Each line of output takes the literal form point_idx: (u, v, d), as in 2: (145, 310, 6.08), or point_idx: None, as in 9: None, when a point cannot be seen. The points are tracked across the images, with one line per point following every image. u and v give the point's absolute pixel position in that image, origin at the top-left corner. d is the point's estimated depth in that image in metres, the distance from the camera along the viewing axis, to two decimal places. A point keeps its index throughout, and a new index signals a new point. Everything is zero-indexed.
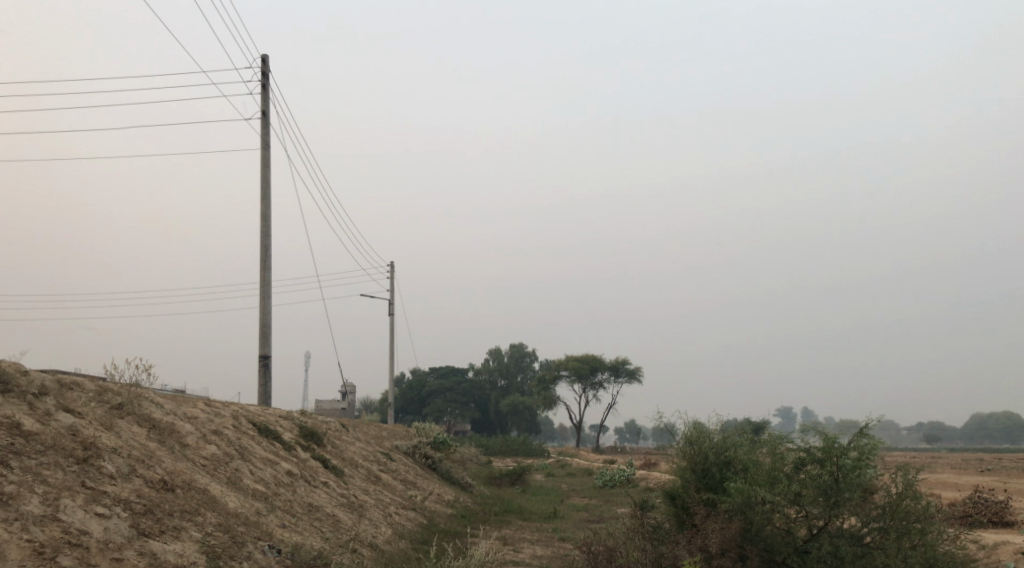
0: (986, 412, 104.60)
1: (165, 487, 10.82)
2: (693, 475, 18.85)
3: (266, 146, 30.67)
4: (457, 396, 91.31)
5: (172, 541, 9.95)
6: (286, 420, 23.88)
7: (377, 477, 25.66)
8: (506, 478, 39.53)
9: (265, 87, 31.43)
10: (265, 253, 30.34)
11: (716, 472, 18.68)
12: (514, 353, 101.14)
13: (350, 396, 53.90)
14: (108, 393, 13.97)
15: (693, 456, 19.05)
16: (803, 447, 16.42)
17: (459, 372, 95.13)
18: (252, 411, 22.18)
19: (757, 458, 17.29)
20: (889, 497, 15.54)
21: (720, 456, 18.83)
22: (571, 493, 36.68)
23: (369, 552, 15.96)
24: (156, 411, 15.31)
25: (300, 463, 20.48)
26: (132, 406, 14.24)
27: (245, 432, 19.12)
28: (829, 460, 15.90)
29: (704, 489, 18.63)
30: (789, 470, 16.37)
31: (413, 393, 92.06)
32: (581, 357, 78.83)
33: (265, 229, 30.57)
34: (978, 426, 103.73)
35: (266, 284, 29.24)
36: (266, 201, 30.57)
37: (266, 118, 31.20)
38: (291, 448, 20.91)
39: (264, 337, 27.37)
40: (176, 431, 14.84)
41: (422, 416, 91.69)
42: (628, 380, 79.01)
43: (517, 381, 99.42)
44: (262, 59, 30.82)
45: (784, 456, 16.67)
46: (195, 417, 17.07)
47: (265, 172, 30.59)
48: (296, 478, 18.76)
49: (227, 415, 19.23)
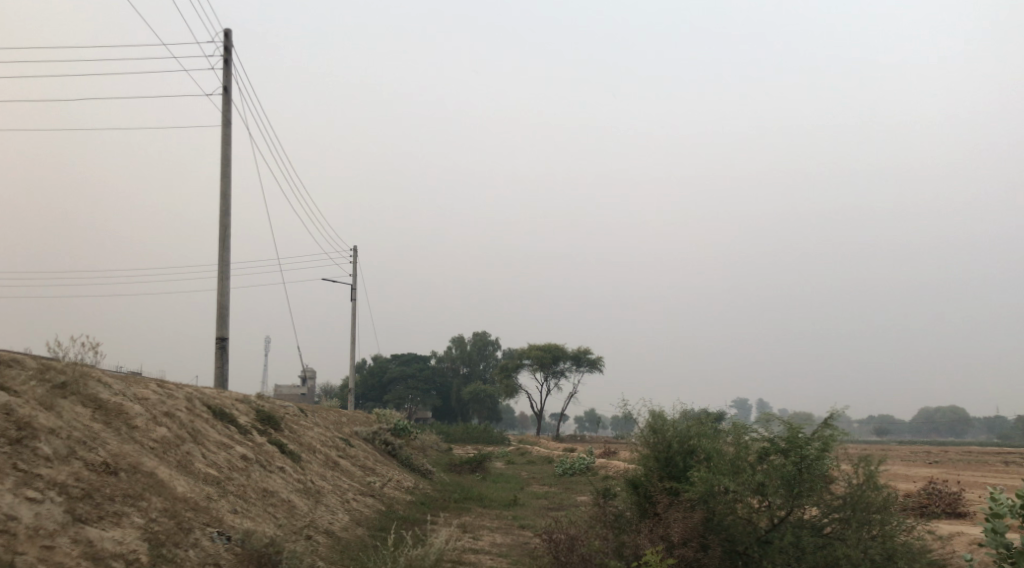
0: (935, 407, 106.82)
1: (107, 471, 10.29)
2: (656, 463, 18.71)
3: (227, 122, 29.86)
4: (418, 383, 90.82)
5: (110, 528, 9.45)
6: (242, 403, 23.27)
7: (335, 463, 25.17)
8: (466, 466, 39.23)
9: (227, 63, 30.60)
10: (224, 232, 29.59)
11: (680, 461, 18.54)
12: (476, 341, 100.91)
13: (310, 382, 53.23)
14: (50, 371, 13.36)
15: (656, 444, 18.91)
16: (766, 436, 16.35)
17: (420, 359, 94.62)
18: (207, 393, 21.54)
19: (721, 447, 17.16)
20: (851, 487, 15.47)
21: (683, 445, 18.68)
22: (531, 481, 36.48)
23: (324, 539, 15.52)
24: (103, 390, 14.70)
25: (256, 448, 19.93)
26: (76, 386, 13.61)
27: (198, 415, 18.51)
28: (793, 450, 15.77)
29: (666, 478, 18.49)
30: (753, 460, 16.25)
31: (374, 379, 91.37)
32: (544, 346, 78.75)
33: (224, 207, 29.81)
34: (926, 419, 105.96)
35: (224, 264, 28.53)
36: (226, 179, 29.80)
37: (228, 94, 30.38)
38: (246, 432, 20.37)
39: (221, 318, 26.70)
40: (123, 413, 14.23)
41: (382, 402, 90.97)
42: (590, 370, 79.13)
43: (479, 369, 99.17)
44: (225, 33, 30.00)
45: (747, 445, 16.54)
46: (146, 398, 16.47)
47: (226, 149, 29.82)
48: (251, 462, 18.22)
49: (180, 397, 18.62)
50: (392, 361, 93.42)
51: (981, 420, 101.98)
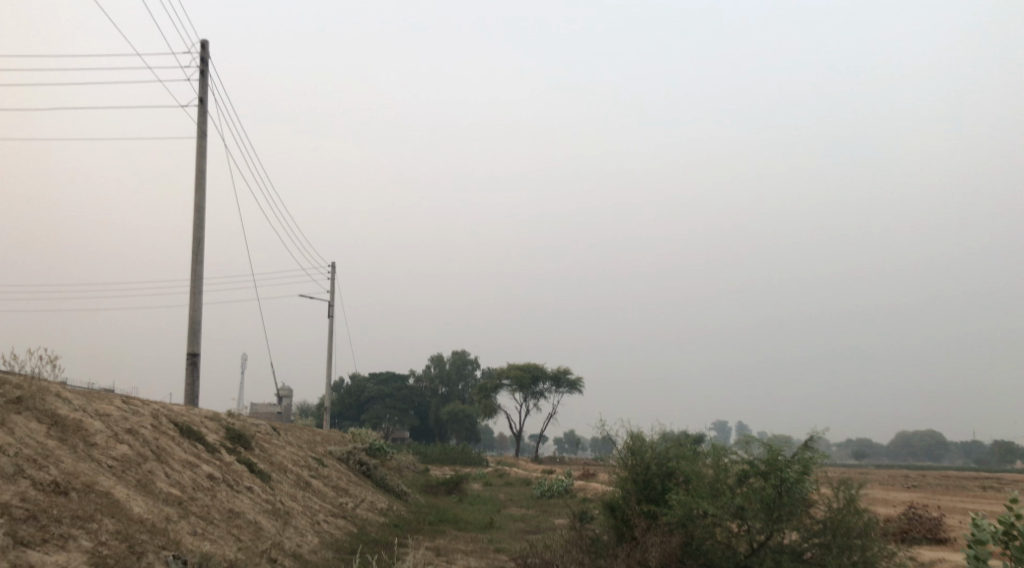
0: (912, 431, 107.19)
1: (56, 491, 9.80)
2: (634, 486, 18.32)
3: (203, 134, 29.42)
4: (396, 402, 90.00)
5: (55, 552, 8.95)
6: (212, 420, 22.66)
7: (306, 483, 24.56)
8: (443, 487, 38.64)
9: (204, 74, 30.23)
10: (198, 246, 29.06)
11: (658, 483, 18.20)
12: (456, 360, 100.22)
13: (286, 400, 52.48)
14: (4, 386, 12.81)
15: (635, 466, 18.54)
16: (746, 459, 16.02)
17: (399, 378, 93.80)
18: (175, 410, 20.94)
19: (700, 469, 16.87)
20: (831, 511, 15.12)
21: (662, 468, 18.35)
22: (508, 503, 35.95)
23: (290, 563, 14.99)
24: (62, 406, 14.16)
25: (224, 467, 19.35)
26: (33, 401, 13.07)
27: (164, 433, 17.94)
28: (772, 473, 15.40)
29: (644, 501, 18.12)
30: (732, 482, 15.92)
31: (352, 398, 90.46)
32: (523, 366, 78.26)
33: (199, 221, 29.30)
34: (904, 442, 106.29)
35: (197, 278, 27.99)
36: (201, 192, 29.31)
37: (204, 106, 29.97)
38: (214, 451, 19.79)
39: (192, 333, 26.11)
40: (82, 429, 13.68)
41: (359, 422, 90.02)
42: (569, 390, 78.69)
43: (458, 389, 98.51)
44: (202, 44, 29.67)
45: (727, 467, 16.23)
46: (108, 414, 15.91)
47: (201, 161, 29.37)
48: (217, 482, 17.64)
49: (145, 414, 18.04)
50: (370, 380, 92.53)
51: (958, 445, 102.34)
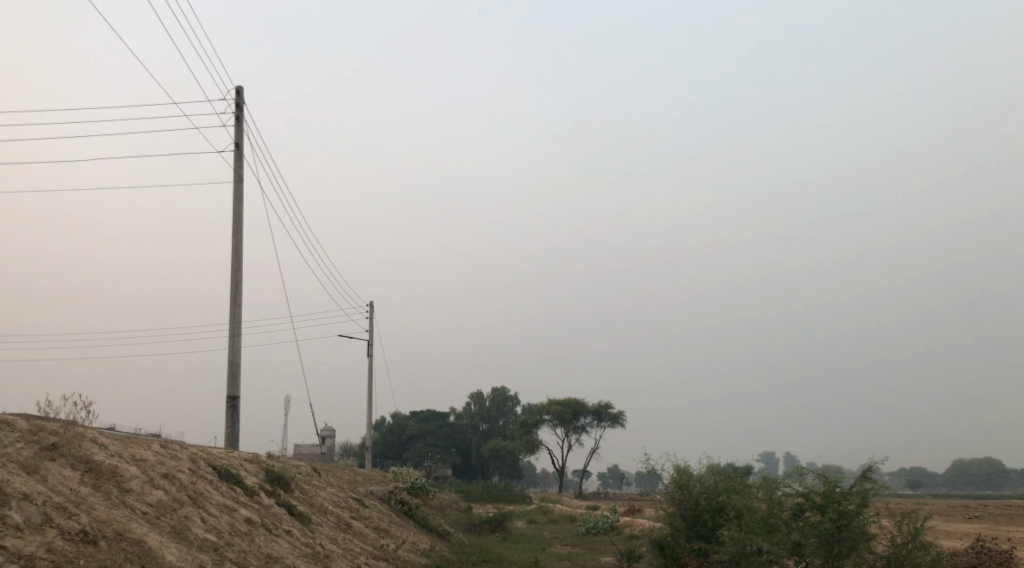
0: (969, 458, 103.80)
1: (85, 540, 9.53)
2: (684, 522, 17.63)
3: (239, 178, 29.67)
4: (438, 440, 89.50)
5: None
6: (251, 463, 22.42)
7: (347, 525, 24.13)
8: (486, 525, 37.95)
9: (239, 119, 30.56)
10: (236, 288, 29.14)
11: (708, 519, 17.47)
12: (496, 397, 99.56)
13: (329, 440, 52.30)
14: (40, 432, 12.69)
15: (683, 501, 17.84)
16: (801, 491, 15.29)
17: (440, 415, 93.38)
18: (213, 453, 20.75)
19: (753, 503, 16.21)
20: (894, 546, 14.32)
21: (712, 502, 17.62)
22: (553, 541, 35.17)
23: None
24: (98, 452, 13.99)
25: (262, 510, 19.05)
26: (68, 447, 12.89)
27: (202, 477, 17.71)
28: (829, 506, 14.60)
29: (695, 538, 17.41)
30: (788, 517, 15.20)
31: (394, 437, 90.18)
32: (564, 401, 77.41)
33: (236, 264, 29.41)
34: (960, 470, 102.79)
35: (235, 320, 28.02)
36: (238, 235, 29.46)
37: (239, 150, 30.23)
38: (253, 494, 19.52)
39: (232, 376, 26.04)
40: (117, 475, 13.48)
41: (401, 460, 89.59)
42: (611, 424, 77.55)
43: (499, 426, 97.79)
44: (237, 90, 30.07)
45: (781, 501, 15.54)
46: (144, 459, 15.72)
47: (238, 205, 29.57)
48: (255, 526, 17.33)
49: (183, 458, 17.86)
50: (412, 418, 92.23)
51: (1018, 472, 98.68)
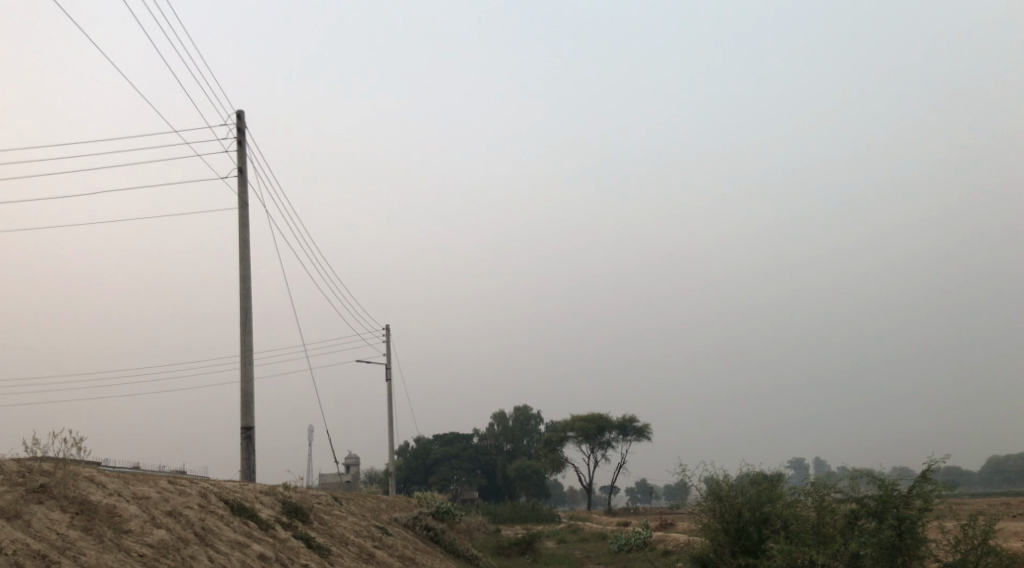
0: (1003, 456, 101.28)
1: None
2: (727, 536, 16.41)
3: (244, 204, 28.91)
4: (462, 462, 88.14)
5: None
6: (268, 495, 21.42)
7: (369, 555, 23.01)
8: (515, 547, 36.73)
9: (242, 143, 29.89)
10: (246, 316, 28.26)
11: (754, 531, 16.24)
12: (519, 416, 98.47)
13: (354, 468, 51.37)
14: (27, 474, 11.77)
15: (723, 513, 16.63)
16: (855, 497, 14.12)
17: (463, 438, 92.21)
18: (227, 487, 19.77)
19: (800, 512, 15.11)
20: (960, 551, 13.03)
21: (756, 513, 16.39)
22: (585, 561, 33.90)
23: None
24: (95, 491, 13.06)
25: (278, 545, 18.03)
26: (59, 487, 11.94)
27: (212, 512, 16.72)
28: (887, 512, 13.42)
29: (740, 553, 16.21)
30: (841, 526, 14.04)
31: (418, 462, 89.11)
32: (587, 417, 76.10)
33: (245, 290, 28.57)
34: (994, 467, 100.32)
35: (247, 349, 27.15)
36: (245, 262, 28.64)
37: (242, 175, 29.54)
38: (268, 527, 18.51)
39: (245, 406, 25.10)
40: (115, 516, 12.52)
41: (427, 485, 88.24)
42: (637, 438, 76.10)
43: (523, 446, 96.45)
44: (237, 115, 29.44)
45: (833, 508, 14.42)
46: (147, 497, 14.75)
47: (244, 231, 28.76)
48: (268, 562, 16.30)
49: (193, 494, 16.94)
50: (435, 442, 91.24)
51: None
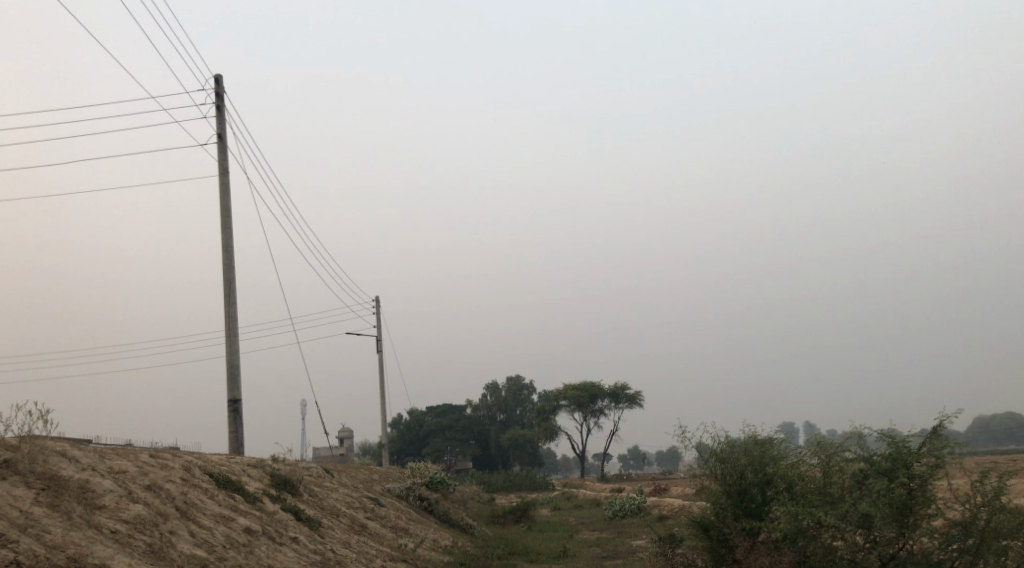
0: (990, 415, 101.87)
1: None
2: (729, 499, 15.90)
3: (224, 171, 28.00)
4: (456, 433, 87.98)
5: None
6: (256, 468, 20.79)
7: (362, 527, 22.47)
8: (510, 515, 36.37)
9: (220, 109, 28.91)
10: (230, 287, 27.46)
11: (757, 494, 15.70)
12: (512, 386, 98.13)
13: (348, 441, 50.92)
14: None
15: (726, 476, 16.09)
16: (863, 455, 13.56)
17: (456, 408, 91.96)
18: (211, 460, 19.13)
19: (807, 473, 14.53)
20: (968, 508, 12.55)
21: (759, 475, 15.80)
22: (580, 527, 33.59)
23: None
24: (66, 466, 12.36)
25: (266, 518, 17.43)
26: (26, 463, 11.26)
27: (195, 486, 16.07)
28: (895, 472, 12.93)
29: (743, 516, 15.72)
30: (849, 486, 13.54)
31: (412, 434, 89.01)
32: (580, 385, 75.74)
33: (228, 261, 27.76)
34: (981, 426, 100.92)
35: (231, 319, 26.42)
36: (227, 231, 27.82)
37: (222, 142, 28.58)
38: (255, 500, 17.90)
39: (231, 379, 24.38)
40: (87, 491, 11.88)
41: (421, 456, 88.11)
42: (629, 405, 75.89)
43: (516, 415, 96.21)
44: (215, 79, 28.43)
45: (841, 468, 13.87)
46: (124, 471, 14.08)
47: (225, 199, 27.89)
48: (254, 536, 15.69)
49: (175, 468, 16.29)
50: (428, 413, 90.95)
51: None
